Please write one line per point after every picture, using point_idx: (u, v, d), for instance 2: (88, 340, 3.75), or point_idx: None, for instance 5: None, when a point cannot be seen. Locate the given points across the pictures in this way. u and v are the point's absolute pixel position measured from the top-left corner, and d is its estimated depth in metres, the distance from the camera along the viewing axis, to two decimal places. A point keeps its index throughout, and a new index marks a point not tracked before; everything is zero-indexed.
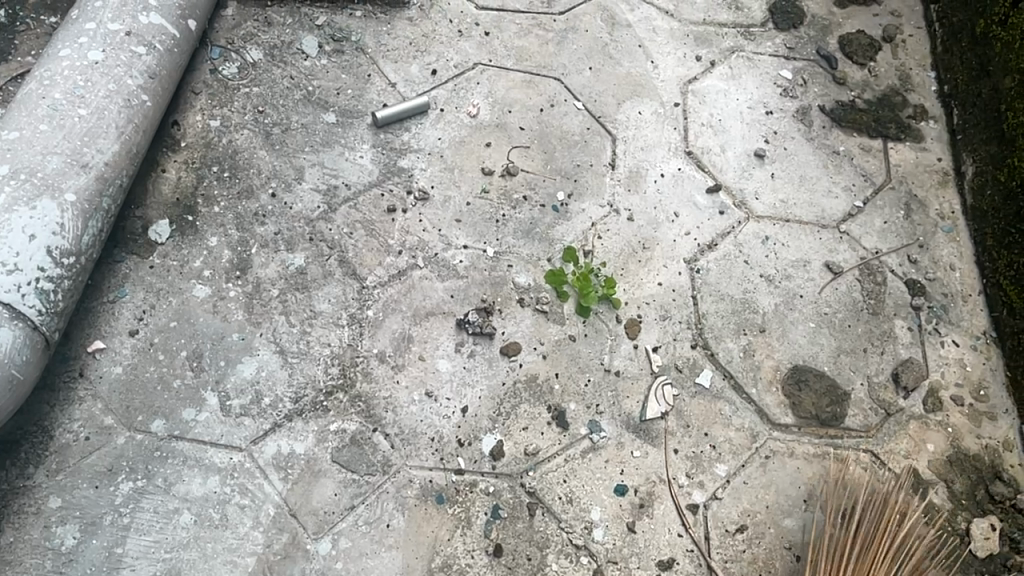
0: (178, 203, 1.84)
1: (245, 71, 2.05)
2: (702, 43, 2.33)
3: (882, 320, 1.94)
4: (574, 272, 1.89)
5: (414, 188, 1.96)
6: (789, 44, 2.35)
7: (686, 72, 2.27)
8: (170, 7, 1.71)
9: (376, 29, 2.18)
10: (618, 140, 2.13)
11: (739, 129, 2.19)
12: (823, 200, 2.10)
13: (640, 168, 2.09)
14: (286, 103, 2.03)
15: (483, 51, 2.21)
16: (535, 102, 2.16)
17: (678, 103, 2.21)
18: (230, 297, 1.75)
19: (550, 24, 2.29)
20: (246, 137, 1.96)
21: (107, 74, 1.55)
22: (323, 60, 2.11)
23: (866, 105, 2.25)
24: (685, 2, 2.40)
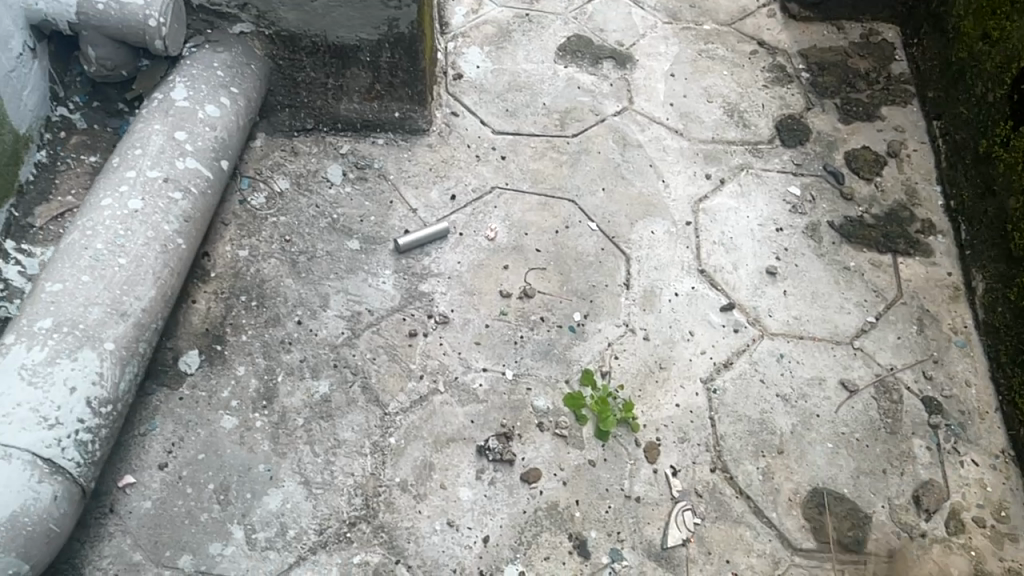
0: (207, 332, 1.90)
1: (272, 200, 2.15)
2: (711, 162, 2.41)
3: (900, 439, 1.94)
4: (592, 396, 1.93)
5: (435, 312, 2.02)
6: (797, 160, 2.43)
7: (696, 190, 2.34)
8: (205, 150, 1.83)
9: (398, 156, 2.29)
10: (632, 259, 2.19)
11: (750, 246, 2.24)
12: (836, 315, 2.14)
13: (654, 287, 2.15)
14: (312, 231, 2.11)
15: (500, 174, 2.32)
16: (551, 224, 2.24)
17: (690, 222, 2.28)
18: (257, 427, 1.79)
19: (564, 146, 2.40)
20: (273, 266, 2.04)
21: (145, 221, 1.64)
22: (347, 187, 2.21)
23: (874, 219, 2.31)
24: (693, 121, 2.50)
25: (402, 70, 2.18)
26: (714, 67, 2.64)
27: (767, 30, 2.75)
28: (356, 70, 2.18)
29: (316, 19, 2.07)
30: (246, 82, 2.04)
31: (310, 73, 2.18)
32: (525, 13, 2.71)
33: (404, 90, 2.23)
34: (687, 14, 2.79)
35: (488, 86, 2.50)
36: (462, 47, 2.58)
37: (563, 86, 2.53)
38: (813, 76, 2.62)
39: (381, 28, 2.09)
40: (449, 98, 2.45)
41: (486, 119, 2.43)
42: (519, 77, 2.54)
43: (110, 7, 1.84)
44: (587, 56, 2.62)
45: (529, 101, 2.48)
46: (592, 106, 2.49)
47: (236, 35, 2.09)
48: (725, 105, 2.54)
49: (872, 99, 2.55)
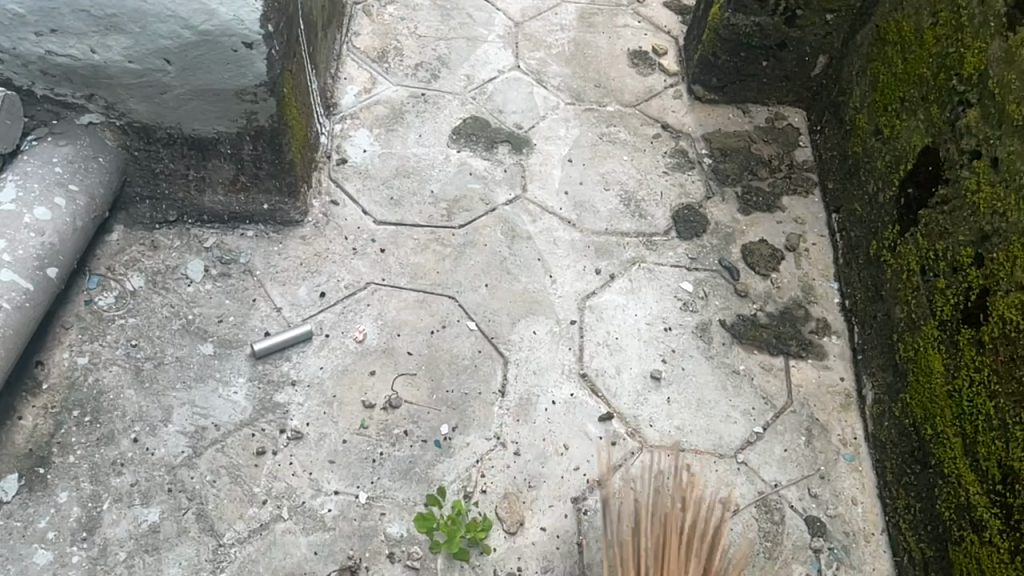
0: (30, 454, 1.76)
1: (123, 299, 2.01)
2: (602, 255, 2.30)
3: (779, 566, 1.82)
4: (443, 516, 1.79)
5: (289, 426, 1.89)
6: (691, 253, 2.33)
7: (583, 287, 2.23)
8: (26, 259, 1.72)
9: (267, 249, 2.17)
10: (509, 362, 2.06)
11: (635, 347, 2.13)
12: (722, 426, 2.02)
13: (530, 393, 2.02)
14: (163, 334, 1.98)
15: (377, 268, 2.20)
16: (426, 322, 2.11)
17: (575, 320, 2.16)
18: (72, 564, 1.64)
19: (449, 238, 2.29)
20: (114, 374, 1.89)
21: None
22: (207, 284, 2.08)
23: (768, 318, 2.21)
24: (588, 211, 2.40)
25: (267, 162, 2.07)
26: (614, 152, 2.55)
27: (672, 112, 2.67)
28: (218, 161, 2.05)
29: (169, 111, 1.94)
30: (90, 178, 1.91)
31: (169, 164, 2.05)
32: (421, 93, 2.62)
33: (270, 182, 2.11)
34: (591, 94, 2.71)
35: (374, 172, 2.40)
36: (350, 129, 2.48)
37: (453, 172, 2.44)
38: (716, 162, 2.53)
39: (239, 121, 1.97)
40: (330, 184, 2.34)
41: (368, 207, 2.32)
42: (408, 162, 2.44)
43: None
44: (481, 139, 2.52)
45: (416, 189, 2.38)
46: (482, 194, 2.40)
47: (85, 125, 1.96)
48: (621, 193, 2.45)
49: (773, 188, 2.47)
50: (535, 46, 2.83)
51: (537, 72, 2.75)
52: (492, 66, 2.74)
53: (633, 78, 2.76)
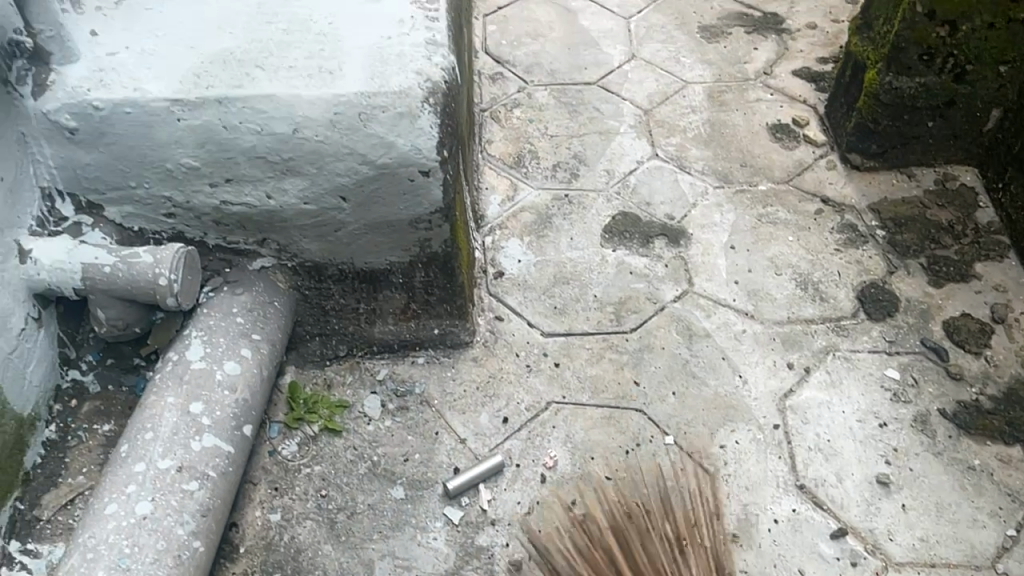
0: None
1: (306, 446, 1.92)
2: (791, 347, 2.13)
3: None
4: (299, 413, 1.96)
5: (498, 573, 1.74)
6: (888, 335, 2.14)
7: (779, 384, 2.06)
8: (224, 420, 1.63)
9: (441, 376, 2.07)
10: (718, 479, 1.88)
11: (852, 449, 1.93)
12: (970, 532, 1.79)
13: (748, 512, 1.83)
14: (351, 480, 1.87)
15: (556, 385, 2.06)
16: (619, 441, 1.95)
17: (778, 424, 1.98)
18: None
19: (623, 344, 2.15)
20: (309, 529, 1.79)
21: (155, 530, 1.43)
22: (387, 421, 1.98)
23: (991, 402, 2.00)
24: (764, 299, 2.24)
25: (438, 287, 2.01)
26: (778, 233, 2.40)
27: (830, 184, 2.51)
28: (389, 292, 2.00)
29: (341, 248, 1.90)
30: (269, 324, 1.86)
31: (340, 299, 2.00)
32: (564, 194, 2.52)
33: (442, 306, 2.05)
34: (740, 175, 2.57)
35: (532, 282, 2.29)
36: (500, 240, 2.40)
37: (614, 273, 2.31)
38: (891, 233, 2.36)
39: (412, 249, 1.92)
40: (491, 300, 2.24)
41: (533, 319, 2.20)
42: (565, 267, 2.33)
43: (118, 270, 1.70)
44: (636, 235, 2.40)
45: (578, 295, 2.26)
46: (649, 293, 2.26)
47: (257, 270, 1.92)
48: (796, 277, 2.29)
49: (962, 255, 2.29)
50: (670, 132, 2.71)
51: (679, 158, 2.62)
52: (630, 157, 2.63)
53: (780, 153, 2.63)
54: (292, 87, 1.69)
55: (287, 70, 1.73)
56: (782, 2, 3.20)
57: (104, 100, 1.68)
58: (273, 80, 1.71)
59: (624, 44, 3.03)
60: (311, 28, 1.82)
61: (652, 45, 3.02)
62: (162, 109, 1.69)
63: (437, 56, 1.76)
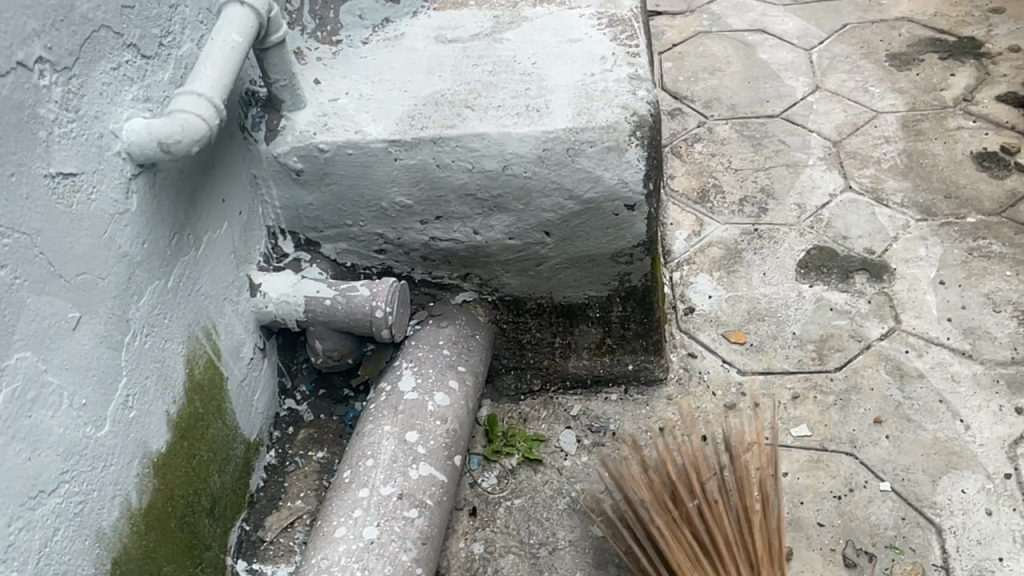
0: None
1: (505, 480, 1.94)
2: (1018, 390, 1.96)
3: None
4: (492, 445, 1.98)
5: None
6: None
7: (1007, 430, 1.90)
8: (438, 449, 1.67)
9: (635, 414, 2.05)
10: (945, 531, 1.74)
11: None
12: None
13: (982, 568, 1.69)
14: (550, 515, 1.87)
15: (757, 426, 1.98)
16: (830, 485, 1.85)
17: (1010, 473, 1.82)
18: None
19: (828, 383, 2.05)
20: (511, 562, 1.80)
21: (382, 554, 1.47)
22: (583, 457, 1.97)
23: None
24: (983, 338, 2.08)
25: (635, 321, 1.99)
26: (993, 268, 2.23)
27: None
28: (585, 326, 2.00)
29: (541, 282, 1.92)
30: (472, 357, 1.90)
31: (536, 333, 2.02)
32: (753, 228, 2.45)
33: (638, 341, 2.02)
34: (945, 206, 2.42)
35: (725, 318, 2.23)
36: (689, 275, 2.35)
37: (812, 310, 2.22)
38: None
39: (611, 283, 1.91)
40: (683, 336, 2.20)
41: (728, 356, 2.14)
42: (758, 303, 2.26)
43: (338, 302, 1.79)
44: (834, 271, 2.30)
45: (775, 332, 2.18)
46: (852, 330, 2.15)
47: (459, 304, 1.97)
48: (1018, 315, 2.11)
49: None
50: (863, 163, 2.60)
51: (875, 191, 2.50)
52: (822, 190, 2.53)
53: (990, 183, 2.46)
54: (502, 126, 1.71)
55: (497, 109, 1.75)
56: (977, 26, 3.04)
57: (329, 142, 1.75)
58: (484, 119, 1.73)
59: (807, 76, 2.95)
60: (516, 69, 1.86)
61: (837, 76, 2.93)
62: (380, 150, 1.75)
63: (641, 90, 1.75)
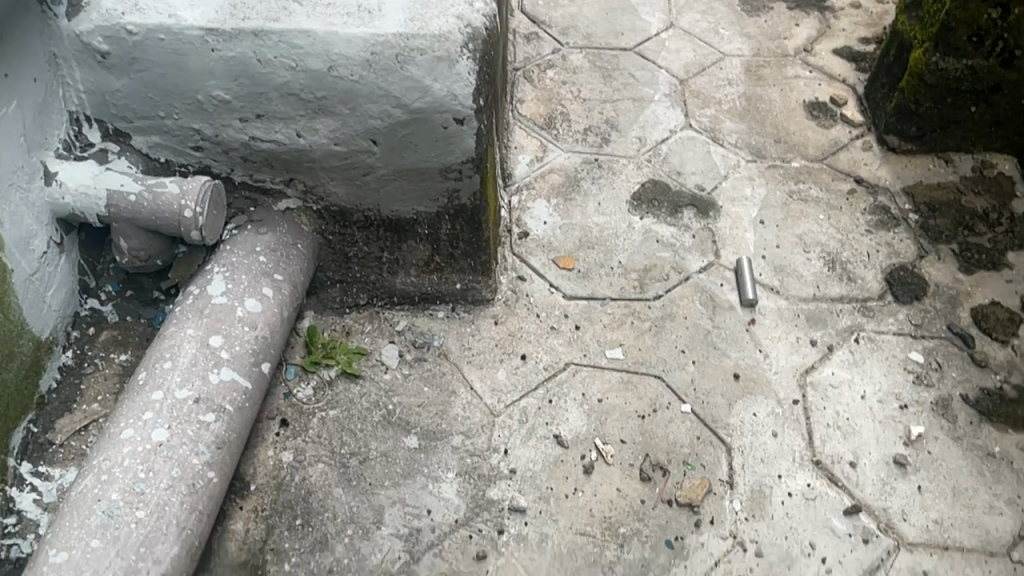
0: (243, 563, 1.67)
1: (321, 391, 1.92)
2: (815, 325, 2.11)
3: None
4: (311, 357, 1.95)
5: (507, 527, 1.75)
6: (915, 319, 2.11)
7: (801, 360, 2.04)
8: (243, 355, 1.63)
9: (460, 331, 2.05)
10: (733, 450, 1.87)
11: (871, 428, 1.92)
12: (986, 518, 1.79)
13: (762, 484, 1.82)
14: (365, 427, 1.87)
15: (575, 348, 2.04)
16: (635, 406, 1.94)
17: (797, 399, 1.96)
18: None
19: (645, 311, 2.13)
20: (320, 472, 1.80)
21: (171, 457, 1.43)
22: (404, 371, 1.97)
23: (1017, 391, 1.98)
24: (790, 275, 2.21)
25: (463, 241, 1.98)
26: (808, 211, 2.36)
27: (865, 166, 2.47)
28: (413, 242, 1.98)
29: (369, 193, 1.88)
30: (291, 266, 1.84)
31: (363, 247, 1.98)
32: (594, 158, 2.49)
33: (465, 261, 2.02)
34: (773, 150, 2.53)
35: (557, 244, 2.27)
36: (528, 200, 2.37)
37: (640, 240, 2.28)
38: (925, 217, 2.33)
39: (440, 200, 1.89)
40: (514, 259, 2.22)
41: (556, 281, 2.18)
42: (591, 231, 2.30)
43: (143, 198, 1.68)
44: (664, 204, 2.37)
45: (603, 260, 2.24)
46: (674, 262, 2.23)
47: (283, 211, 1.90)
48: (824, 256, 2.25)
49: (995, 243, 2.26)
50: (705, 103, 2.67)
51: (712, 130, 2.58)
52: (663, 126, 2.59)
53: (816, 131, 2.58)
54: (330, 24, 1.64)
55: (327, 7, 1.68)
56: None
57: (140, 24, 1.63)
58: (311, 15, 1.65)
59: (663, 12, 2.98)
60: None
61: (691, 15, 2.97)
62: (196, 37, 1.64)
63: (479, 3, 1.73)
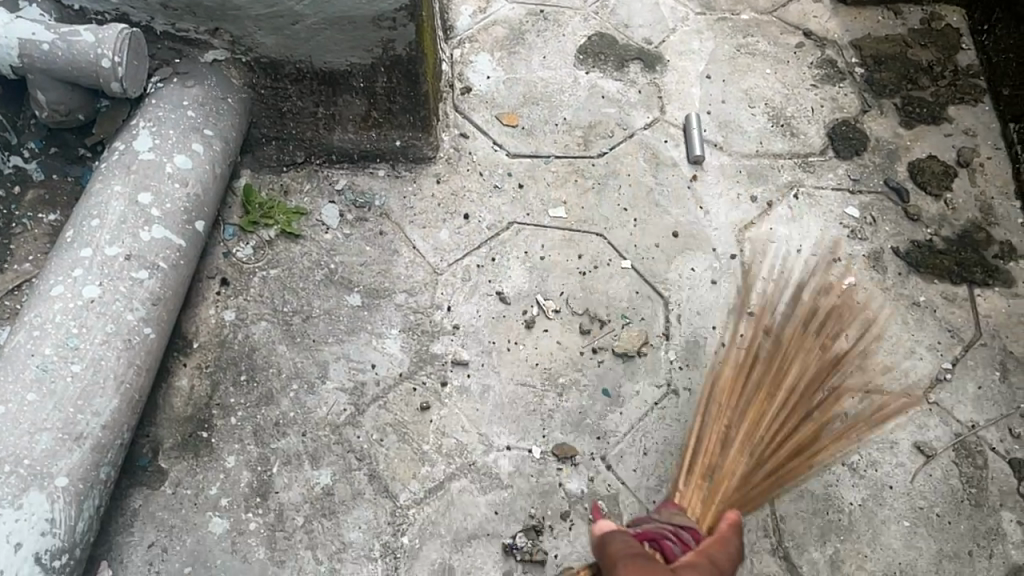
0: (190, 418, 1.70)
1: (261, 250, 1.90)
2: (756, 181, 2.12)
3: (987, 513, 1.72)
4: (249, 218, 1.91)
5: (450, 380, 1.79)
6: (854, 174, 2.14)
7: (741, 216, 2.06)
8: (175, 212, 1.60)
9: (402, 190, 2.02)
10: (671, 304, 1.92)
11: (805, 281, 1.97)
12: (907, 363, 1.88)
13: (697, 335, 1.88)
14: (307, 286, 1.87)
15: (518, 206, 2.03)
16: (576, 263, 1.96)
17: (735, 254, 2.00)
18: (250, 532, 1.60)
19: (589, 169, 2.11)
20: (263, 330, 1.81)
21: (104, 313, 1.45)
22: (345, 231, 1.95)
23: (946, 243, 2.04)
24: (734, 131, 2.20)
25: (402, 95, 1.92)
26: (755, 65, 2.33)
27: (815, 18, 2.42)
28: (349, 97, 1.92)
29: (300, 44, 1.81)
30: (222, 121, 1.77)
31: (297, 102, 1.92)
32: (539, 10, 2.39)
33: (405, 117, 1.97)
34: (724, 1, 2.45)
35: (501, 100, 2.21)
36: (470, 54, 2.29)
37: (585, 96, 2.24)
38: (870, 72, 2.31)
39: (375, 50, 1.83)
40: (456, 116, 2.16)
41: (499, 139, 2.14)
42: (535, 87, 2.25)
43: (57, 48, 1.59)
44: (611, 58, 2.31)
45: (547, 116, 2.20)
46: (619, 119, 2.20)
47: (209, 63, 1.81)
48: (769, 112, 2.24)
49: (937, 97, 2.26)
50: None
51: None
52: None
53: None
54: None
55: None
56: None
57: None
58: None
59: None
60: None
61: None
62: None
63: None
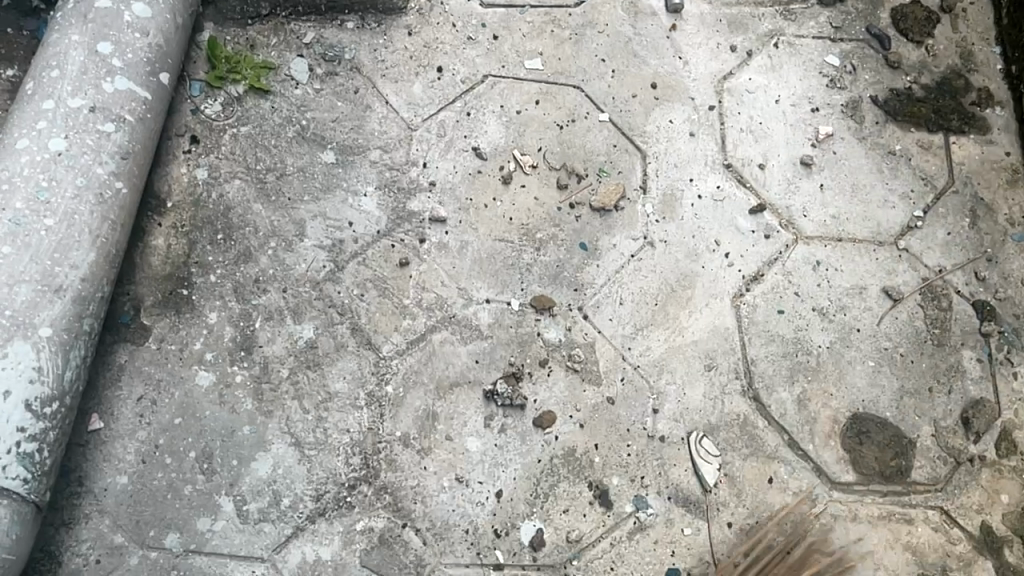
0: (169, 276, 1.71)
1: (230, 107, 1.85)
2: (737, 29, 2.07)
3: (948, 352, 1.79)
4: (215, 72, 1.86)
5: (428, 236, 1.79)
6: (836, 22, 2.09)
7: (720, 66, 2.02)
8: (137, 63, 1.54)
9: (372, 43, 1.95)
10: (648, 157, 1.91)
11: (783, 132, 1.96)
12: (880, 211, 1.90)
13: (674, 187, 1.89)
14: (279, 143, 1.83)
15: (493, 59, 1.98)
16: (553, 116, 1.93)
17: (713, 106, 1.97)
18: (237, 384, 1.64)
19: (565, 19, 2.04)
20: (237, 189, 1.79)
21: (72, 167, 1.43)
22: (315, 86, 1.89)
23: (925, 91, 2.02)
24: None
25: None
26: None
27: None
28: None
29: None
30: None
31: None
32: None
33: None
34: None
35: None
36: None
37: None
38: None
39: None
40: None
41: None
42: None
43: None
44: None
45: None
46: None
47: None
48: None
49: None
50: None
51: None
52: None
53: None
54: None
55: None
56: None
57: None
58: None
59: None
60: None
61: None
62: None
63: None
